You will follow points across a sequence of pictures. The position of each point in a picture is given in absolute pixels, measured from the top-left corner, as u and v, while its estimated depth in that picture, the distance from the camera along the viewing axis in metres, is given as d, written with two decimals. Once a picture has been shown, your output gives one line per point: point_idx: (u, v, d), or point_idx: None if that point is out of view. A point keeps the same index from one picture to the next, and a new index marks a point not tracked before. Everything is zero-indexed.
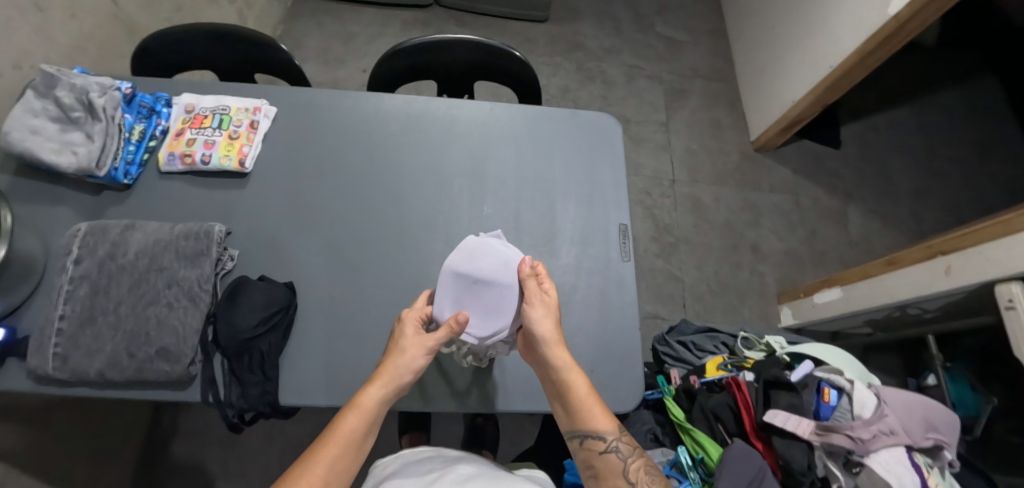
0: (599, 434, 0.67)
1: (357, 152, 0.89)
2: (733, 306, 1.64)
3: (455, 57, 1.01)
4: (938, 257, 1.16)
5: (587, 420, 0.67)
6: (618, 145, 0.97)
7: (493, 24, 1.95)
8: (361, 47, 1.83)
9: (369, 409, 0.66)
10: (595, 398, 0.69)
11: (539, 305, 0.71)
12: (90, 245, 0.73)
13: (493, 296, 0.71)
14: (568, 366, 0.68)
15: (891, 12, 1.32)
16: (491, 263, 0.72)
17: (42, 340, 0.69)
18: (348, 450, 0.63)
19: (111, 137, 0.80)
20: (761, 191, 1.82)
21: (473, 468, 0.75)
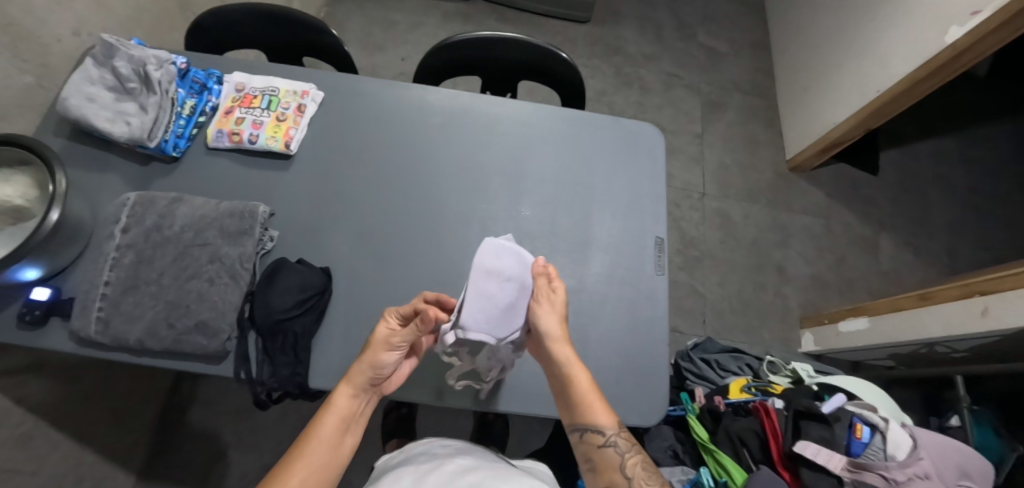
0: (598, 428, 0.67)
1: (397, 142, 0.89)
2: (754, 326, 1.61)
3: (502, 55, 1.00)
4: (975, 297, 1.13)
5: (589, 414, 0.67)
6: (660, 156, 0.96)
7: (534, 22, 1.94)
8: (402, 35, 1.84)
9: (348, 402, 0.66)
10: (595, 392, 0.68)
11: (547, 304, 0.70)
12: (137, 214, 0.75)
13: (516, 299, 0.70)
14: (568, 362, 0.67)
15: (948, 40, 1.27)
16: (511, 262, 0.70)
17: (87, 303, 0.71)
18: (331, 442, 0.64)
19: (164, 110, 0.82)
20: (792, 212, 1.78)
21: (472, 459, 0.77)
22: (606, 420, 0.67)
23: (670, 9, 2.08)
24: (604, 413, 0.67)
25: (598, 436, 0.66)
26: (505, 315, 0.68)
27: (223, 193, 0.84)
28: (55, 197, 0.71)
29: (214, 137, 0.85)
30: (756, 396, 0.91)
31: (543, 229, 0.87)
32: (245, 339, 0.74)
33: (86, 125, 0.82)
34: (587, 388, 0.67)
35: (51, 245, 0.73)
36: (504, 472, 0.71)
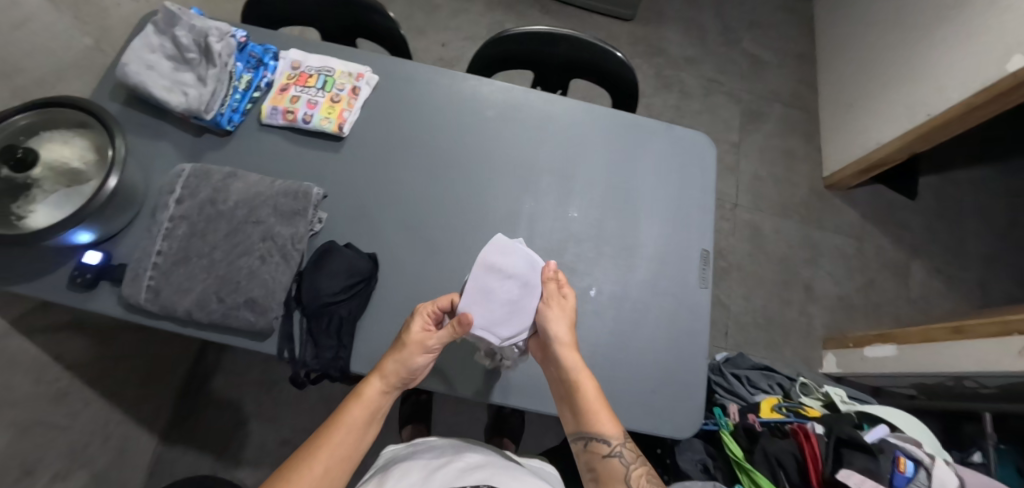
0: (603, 438, 0.66)
1: (449, 133, 0.88)
2: (776, 343, 1.60)
3: (557, 52, 0.98)
4: (1013, 335, 1.09)
5: (593, 423, 0.67)
6: (710, 167, 0.94)
7: (577, 16, 1.91)
8: (443, 20, 1.82)
9: (375, 400, 0.67)
10: (597, 400, 0.68)
11: (556, 309, 0.71)
12: (192, 186, 0.75)
13: (523, 298, 0.71)
14: (573, 368, 0.68)
15: (1009, 67, 1.22)
16: (518, 261, 0.72)
17: (139, 271, 0.72)
18: (356, 436, 0.65)
19: (222, 83, 0.82)
20: (824, 230, 1.75)
21: (481, 457, 0.76)
22: (609, 429, 0.67)
23: (716, 13, 2.04)
24: (608, 422, 0.67)
25: (603, 446, 0.66)
26: (509, 312, 0.70)
27: (274, 171, 0.84)
28: (115, 162, 0.71)
29: (268, 113, 0.85)
30: (789, 416, 0.90)
31: (589, 232, 0.86)
32: (290, 318, 0.74)
33: (144, 92, 0.82)
34: (591, 396, 0.67)
35: (107, 211, 0.73)
36: (513, 472, 0.71)
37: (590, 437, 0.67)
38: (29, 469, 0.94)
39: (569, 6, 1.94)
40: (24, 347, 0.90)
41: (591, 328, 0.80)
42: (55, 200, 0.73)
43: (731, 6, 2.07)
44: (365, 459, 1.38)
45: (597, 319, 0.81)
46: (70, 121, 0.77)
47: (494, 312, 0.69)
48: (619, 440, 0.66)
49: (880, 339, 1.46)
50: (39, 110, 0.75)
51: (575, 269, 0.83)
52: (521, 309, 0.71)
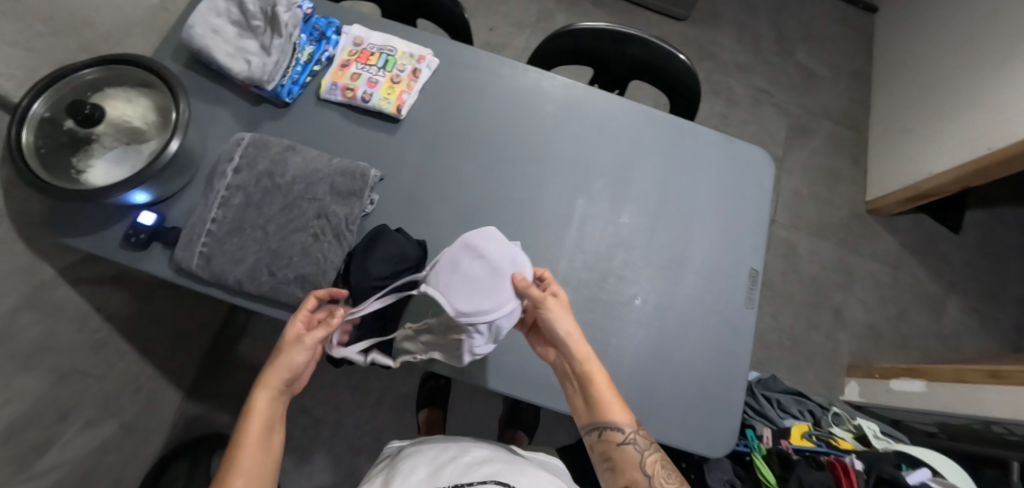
0: (616, 426, 0.64)
1: (506, 125, 0.86)
2: (799, 365, 1.57)
3: (621, 51, 0.96)
4: None
5: (605, 411, 0.64)
6: (767, 184, 0.91)
7: (629, 12, 1.86)
8: (494, 4, 1.78)
9: (268, 410, 0.59)
10: (608, 386, 0.65)
11: (541, 302, 0.67)
12: (250, 156, 0.74)
13: (488, 280, 0.66)
14: (580, 355, 0.66)
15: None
16: (500, 248, 0.68)
17: (193, 236, 0.72)
18: (260, 457, 0.56)
19: (286, 54, 0.81)
20: (860, 256, 1.71)
21: (488, 450, 0.74)
22: (622, 418, 0.64)
23: (772, 20, 1.97)
24: (621, 410, 0.65)
25: (617, 434, 0.63)
26: (470, 288, 0.66)
27: (329, 148, 0.83)
28: (178, 126, 0.71)
29: (326, 88, 0.84)
30: (820, 446, 0.88)
31: (639, 239, 0.84)
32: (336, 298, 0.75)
33: (208, 56, 0.81)
34: (603, 385, 0.65)
35: (167, 173, 0.73)
36: (519, 465, 0.69)
37: (603, 428, 0.64)
38: (64, 414, 0.97)
39: (621, 0, 1.89)
40: (69, 296, 0.92)
41: (633, 338, 0.79)
42: (113, 155, 0.73)
43: (789, 14, 2.00)
44: (378, 437, 1.40)
45: (639, 328, 0.80)
46: (135, 78, 0.77)
47: (452, 283, 0.67)
48: (632, 427, 0.64)
49: (909, 373, 1.43)
50: (106, 64, 0.75)
51: (622, 276, 0.82)
52: (480, 290, 0.66)
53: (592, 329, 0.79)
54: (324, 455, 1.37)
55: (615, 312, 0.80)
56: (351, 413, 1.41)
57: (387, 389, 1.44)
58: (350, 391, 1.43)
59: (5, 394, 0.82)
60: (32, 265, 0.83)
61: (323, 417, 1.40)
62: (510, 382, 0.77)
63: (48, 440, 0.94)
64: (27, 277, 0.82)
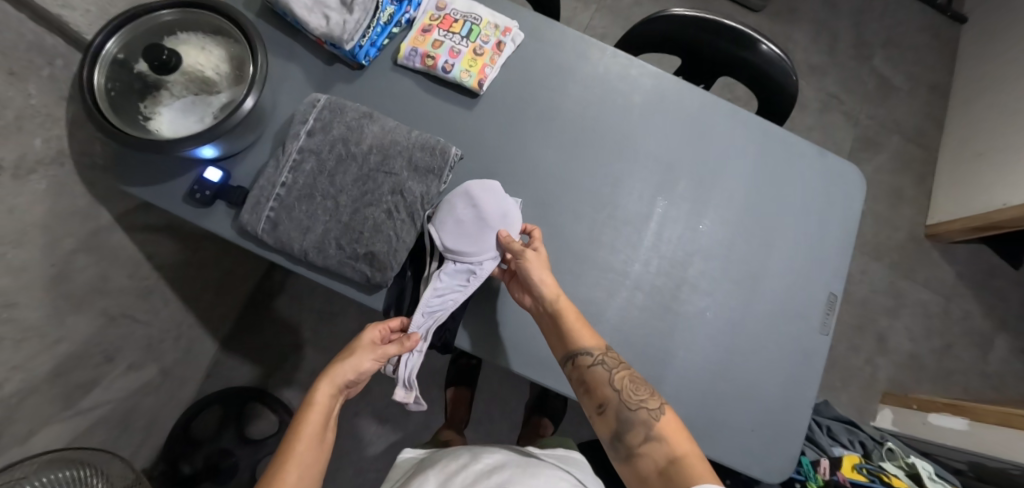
0: (584, 350, 0.65)
1: (589, 112, 0.81)
2: (833, 385, 1.54)
3: (718, 43, 0.88)
4: None
5: (570, 337, 0.65)
6: (858, 203, 0.85)
7: None
8: None
9: (324, 406, 0.62)
10: (575, 315, 0.67)
11: (519, 253, 0.68)
12: (325, 120, 0.71)
13: (474, 227, 0.69)
14: (550, 286, 0.66)
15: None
16: (492, 202, 0.70)
17: (261, 199, 0.69)
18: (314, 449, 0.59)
19: (368, 13, 0.75)
20: (913, 282, 1.64)
21: (501, 457, 0.67)
22: (591, 343, 0.65)
23: (853, 21, 1.84)
24: (589, 334, 0.66)
25: (586, 358, 0.64)
26: (457, 229, 0.69)
27: (401, 118, 0.79)
28: (254, 82, 0.67)
29: (405, 53, 0.78)
30: (873, 481, 0.85)
31: (718, 247, 0.79)
32: (402, 277, 0.74)
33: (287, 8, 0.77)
34: (568, 314, 0.66)
35: (239, 130, 0.70)
36: (532, 466, 0.63)
37: (574, 354, 0.65)
38: (110, 357, 0.97)
39: None
40: (123, 243, 0.91)
41: (700, 352, 0.75)
42: (181, 105, 0.69)
43: (872, 16, 1.86)
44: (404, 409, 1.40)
45: (705, 340, 0.76)
46: (208, 24, 0.72)
47: (444, 224, 0.69)
48: (600, 350, 0.65)
49: (950, 410, 1.37)
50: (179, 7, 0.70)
51: (696, 285, 0.78)
52: (468, 234, 0.69)
53: (660, 341, 0.75)
54: (349, 419, 1.38)
55: (685, 321, 0.76)
56: (379, 382, 1.41)
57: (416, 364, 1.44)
58: None
59: (58, 334, 0.82)
60: (92, 208, 0.81)
61: None
62: (539, 370, 0.74)
63: (94, 380, 0.94)
64: (86, 220, 0.80)
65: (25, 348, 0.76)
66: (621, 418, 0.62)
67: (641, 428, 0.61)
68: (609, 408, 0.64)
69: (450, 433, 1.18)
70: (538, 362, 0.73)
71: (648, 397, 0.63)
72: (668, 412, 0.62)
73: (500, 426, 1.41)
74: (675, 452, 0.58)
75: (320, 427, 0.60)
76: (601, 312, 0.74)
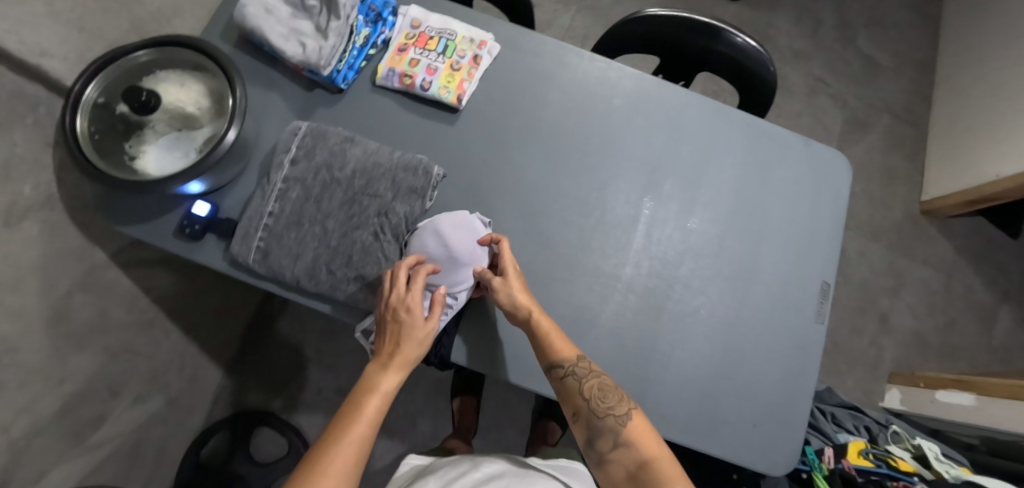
0: (558, 362, 0.66)
1: (571, 119, 0.81)
2: (841, 369, 1.54)
3: (694, 40, 0.89)
4: None
5: (544, 349, 0.66)
6: (845, 191, 0.85)
7: None
8: None
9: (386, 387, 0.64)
10: (551, 327, 0.67)
11: (493, 284, 0.68)
12: (308, 147, 0.71)
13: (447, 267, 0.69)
14: (520, 305, 0.67)
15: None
16: (465, 239, 0.70)
17: (249, 229, 0.70)
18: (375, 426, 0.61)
19: (343, 38, 0.76)
20: (912, 260, 1.63)
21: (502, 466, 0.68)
22: (564, 353, 0.66)
23: (834, 3, 1.84)
24: (564, 344, 0.67)
25: (558, 369, 0.65)
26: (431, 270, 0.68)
27: (384, 139, 0.79)
28: (235, 114, 0.68)
29: (382, 75, 0.79)
30: (879, 466, 0.84)
31: (707, 247, 0.80)
32: None
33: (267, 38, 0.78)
34: (541, 327, 0.66)
35: (224, 163, 0.71)
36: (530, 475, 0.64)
37: (548, 365, 0.66)
38: (115, 392, 0.98)
39: None
40: (120, 279, 0.92)
41: (696, 351, 0.76)
42: (165, 142, 0.70)
43: None
44: (412, 423, 1.41)
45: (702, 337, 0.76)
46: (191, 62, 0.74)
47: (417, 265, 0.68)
48: (573, 360, 0.65)
49: (958, 385, 1.36)
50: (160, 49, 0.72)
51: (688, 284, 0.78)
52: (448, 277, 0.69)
53: (656, 342, 0.75)
54: None
55: (679, 320, 0.76)
56: None
57: (421, 377, 1.44)
58: None
59: (61, 374, 0.83)
60: (86, 247, 0.82)
61: None
62: (536, 380, 0.74)
63: (101, 416, 0.95)
64: (80, 260, 0.81)
65: (29, 390, 0.77)
66: (591, 425, 0.64)
67: (610, 435, 0.62)
68: (582, 416, 0.65)
69: (457, 443, 1.18)
70: (535, 371, 0.74)
71: (616, 404, 0.64)
72: (636, 417, 0.62)
73: (509, 433, 1.41)
74: (643, 457, 0.59)
75: (366, 429, 0.59)
76: (595, 317, 0.75)
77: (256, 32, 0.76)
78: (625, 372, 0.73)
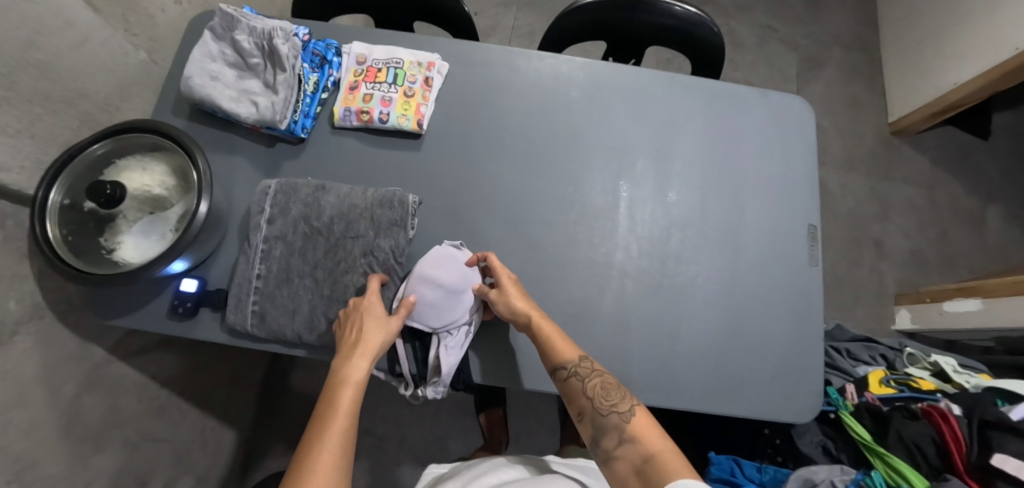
0: (561, 363, 0.66)
1: (533, 120, 0.82)
2: (847, 302, 1.56)
3: (637, 18, 0.90)
4: None
5: (547, 353, 0.67)
6: (811, 132, 0.87)
7: None
8: None
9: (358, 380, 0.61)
10: (553, 330, 0.68)
11: (490, 297, 0.70)
12: (282, 203, 0.71)
13: (446, 301, 0.70)
14: (520, 312, 0.68)
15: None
16: (450, 270, 0.70)
17: (241, 296, 0.70)
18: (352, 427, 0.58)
19: (293, 88, 0.76)
20: (892, 182, 1.66)
21: (518, 472, 0.71)
22: (567, 354, 0.66)
23: None
24: (568, 346, 0.67)
25: (561, 371, 0.66)
26: (434, 309, 0.69)
27: (354, 179, 0.79)
28: (202, 187, 0.68)
29: (340, 116, 0.79)
30: (901, 391, 0.87)
31: (688, 217, 0.81)
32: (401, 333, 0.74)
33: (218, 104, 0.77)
34: (543, 332, 0.67)
35: (202, 236, 0.71)
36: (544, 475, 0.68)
37: (551, 368, 0.67)
38: (143, 482, 0.97)
39: None
40: (124, 371, 0.91)
41: (701, 319, 0.77)
42: (139, 229, 0.70)
43: None
44: (443, 447, 1.40)
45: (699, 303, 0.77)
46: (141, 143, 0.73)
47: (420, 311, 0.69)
48: (575, 361, 0.66)
49: (960, 293, 1.39)
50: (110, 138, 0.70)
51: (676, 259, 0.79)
52: (447, 310, 0.70)
53: (661, 319, 0.76)
54: (393, 472, 1.38)
55: (674, 293, 0.77)
56: (412, 428, 1.41)
57: (443, 399, 1.44)
58: (408, 406, 1.43)
59: (85, 478, 0.82)
60: (83, 347, 0.82)
61: (387, 436, 1.40)
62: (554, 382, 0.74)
63: None
64: (80, 361, 0.81)
65: None
66: (596, 424, 0.64)
67: (614, 433, 0.62)
68: (586, 416, 0.65)
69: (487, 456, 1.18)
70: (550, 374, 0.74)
71: (619, 401, 0.64)
72: (641, 412, 0.62)
73: (540, 436, 1.41)
74: (649, 451, 0.58)
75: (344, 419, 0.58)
76: (598, 309, 0.75)
77: (207, 102, 0.76)
78: (639, 357, 0.74)
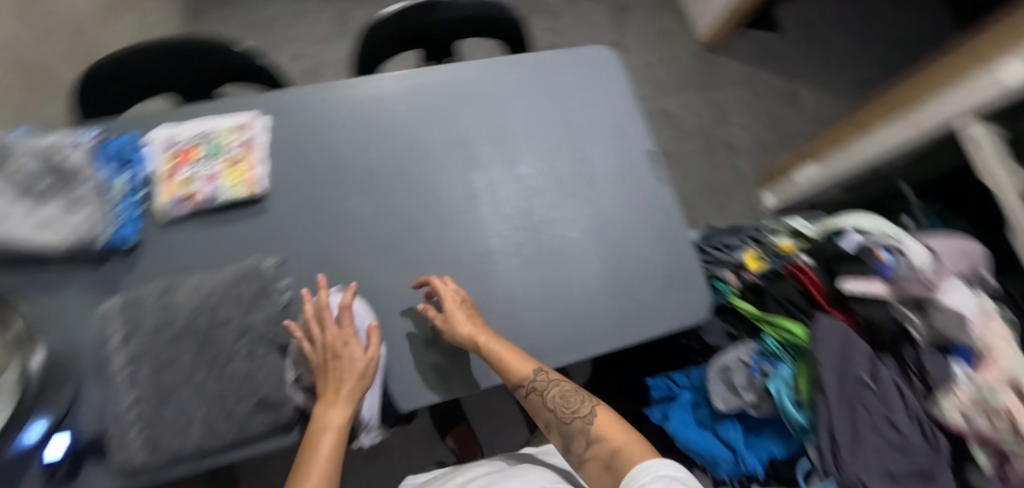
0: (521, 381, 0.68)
1: (368, 144, 0.83)
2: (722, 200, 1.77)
3: (437, 20, 0.95)
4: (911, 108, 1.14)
5: (505, 369, 0.67)
6: (618, 71, 0.96)
7: None
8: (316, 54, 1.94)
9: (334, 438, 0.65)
10: (507, 349, 0.69)
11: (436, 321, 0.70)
12: (134, 317, 0.67)
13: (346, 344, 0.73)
14: (468, 339, 0.68)
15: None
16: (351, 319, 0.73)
17: (119, 434, 0.62)
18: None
19: (100, 196, 0.73)
20: (720, 90, 1.90)
21: (487, 466, 0.79)
22: (528, 368, 0.68)
23: None
24: (520, 362, 0.68)
25: (523, 388, 0.68)
26: None
27: (204, 265, 0.74)
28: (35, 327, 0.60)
29: (165, 207, 0.75)
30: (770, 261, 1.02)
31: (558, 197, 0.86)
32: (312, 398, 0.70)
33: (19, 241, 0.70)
34: (499, 355, 0.68)
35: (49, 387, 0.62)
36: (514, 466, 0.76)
37: (511, 388, 0.69)
38: None
39: None
40: None
41: (588, 266, 0.82)
42: None
43: None
44: None
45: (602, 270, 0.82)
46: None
47: None
48: (538, 373, 0.69)
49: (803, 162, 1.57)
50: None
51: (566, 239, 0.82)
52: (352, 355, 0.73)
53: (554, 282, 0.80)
54: None
55: (574, 270, 0.82)
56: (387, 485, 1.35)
57: (408, 441, 1.40)
58: (373, 466, 1.37)
59: None
60: None
61: None
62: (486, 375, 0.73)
63: None
64: None
65: None
66: (565, 432, 0.69)
67: (581, 436, 0.67)
68: (553, 425, 0.71)
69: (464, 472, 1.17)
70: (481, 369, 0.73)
71: (580, 405, 0.70)
72: (600, 413, 0.68)
73: (515, 433, 1.43)
74: (614, 445, 0.63)
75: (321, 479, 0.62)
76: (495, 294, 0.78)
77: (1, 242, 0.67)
78: (550, 321, 0.78)
